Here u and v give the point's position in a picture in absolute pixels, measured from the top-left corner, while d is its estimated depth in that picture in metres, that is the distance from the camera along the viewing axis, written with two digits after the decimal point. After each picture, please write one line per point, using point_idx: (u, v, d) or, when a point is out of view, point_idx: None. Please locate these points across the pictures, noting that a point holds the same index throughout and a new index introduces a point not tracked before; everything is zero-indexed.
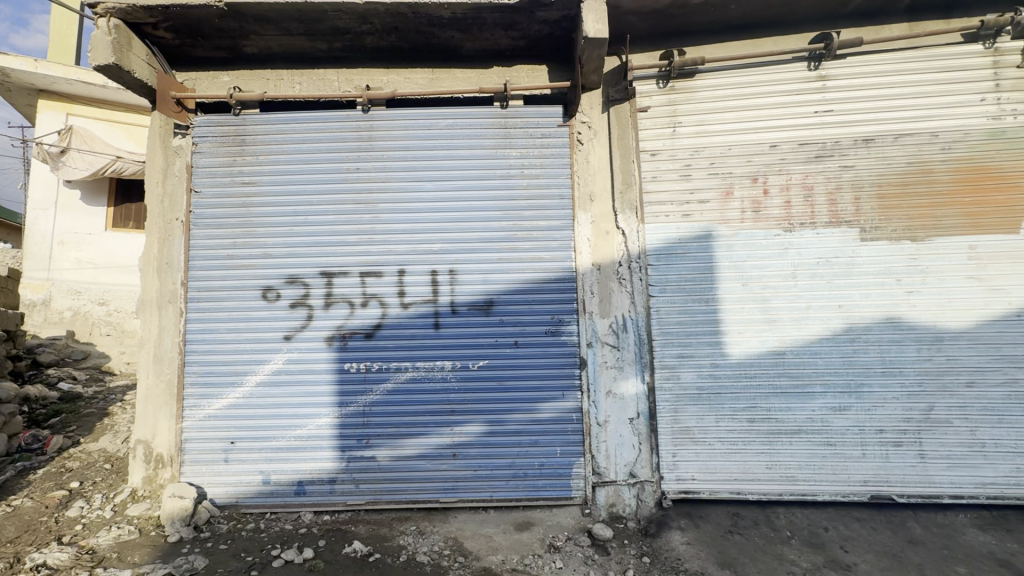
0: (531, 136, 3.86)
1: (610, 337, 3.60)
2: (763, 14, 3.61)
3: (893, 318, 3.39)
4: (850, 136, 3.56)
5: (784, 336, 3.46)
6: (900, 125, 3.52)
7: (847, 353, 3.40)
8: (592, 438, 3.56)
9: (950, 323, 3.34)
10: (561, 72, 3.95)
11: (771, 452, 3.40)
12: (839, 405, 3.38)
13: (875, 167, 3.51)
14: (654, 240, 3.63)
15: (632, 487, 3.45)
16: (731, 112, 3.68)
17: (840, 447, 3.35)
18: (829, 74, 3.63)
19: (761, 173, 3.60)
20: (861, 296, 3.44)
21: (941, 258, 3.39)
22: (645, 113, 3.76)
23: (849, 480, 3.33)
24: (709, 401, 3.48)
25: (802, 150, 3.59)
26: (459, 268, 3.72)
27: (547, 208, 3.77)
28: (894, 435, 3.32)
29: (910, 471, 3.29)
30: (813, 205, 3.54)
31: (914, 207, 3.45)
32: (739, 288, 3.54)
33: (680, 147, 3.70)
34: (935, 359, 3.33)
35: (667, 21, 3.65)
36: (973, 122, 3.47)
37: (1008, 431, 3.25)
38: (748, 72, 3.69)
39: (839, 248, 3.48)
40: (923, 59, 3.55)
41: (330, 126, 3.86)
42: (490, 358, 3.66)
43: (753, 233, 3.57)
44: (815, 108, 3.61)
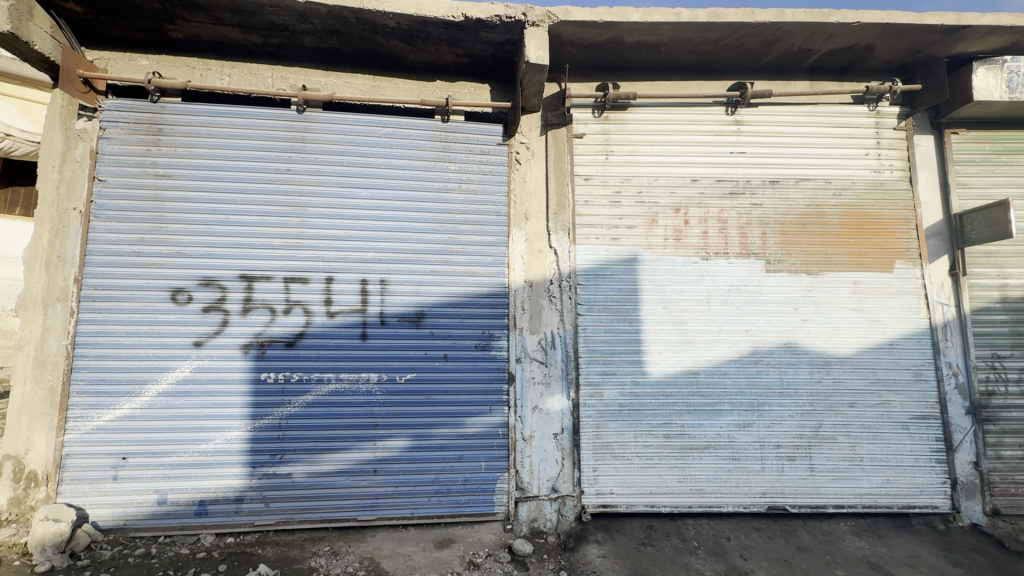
0: (470, 152, 3.91)
1: (538, 353, 3.67)
2: (688, 59, 3.92)
3: (791, 343, 3.74)
4: (760, 177, 3.93)
5: (698, 357, 3.71)
6: (801, 170, 3.94)
7: (751, 374, 3.70)
8: (516, 453, 3.58)
9: (837, 350, 3.74)
10: (502, 93, 4.05)
11: (683, 466, 3.61)
12: (744, 422, 3.66)
13: (779, 207, 3.89)
14: (584, 262, 3.78)
15: (553, 502, 3.52)
16: (658, 145, 3.94)
17: (743, 461, 3.62)
18: (744, 119, 3.99)
19: (682, 205, 3.87)
20: (764, 322, 3.77)
21: (831, 291, 3.81)
22: (580, 140, 3.94)
23: (750, 492, 3.60)
24: (629, 417, 3.64)
25: (719, 187, 3.91)
26: (390, 278, 3.66)
27: (483, 224, 3.81)
28: (789, 451, 3.64)
29: (801, 484, 3.61)
30: (726, 237, 3.85)
31: (811, 245, 3.86)
32: (660, 310, 3.76)
33: (611, 174, 3.90)
34: (824, 381, 3.71)
35: (603, 55, 3.87)
36: (858, 174, 3.96)
37: (882, 447, 3.66)
38: (674, 111, 3.99)
39: (747, 278, 3.81)
40: (820, 114, 4.01)
41: (260, 123, 3.70)
42: (418, 371, 3.61)
43: (674, 260, 3.81)
44: (730, 149, 3.96)
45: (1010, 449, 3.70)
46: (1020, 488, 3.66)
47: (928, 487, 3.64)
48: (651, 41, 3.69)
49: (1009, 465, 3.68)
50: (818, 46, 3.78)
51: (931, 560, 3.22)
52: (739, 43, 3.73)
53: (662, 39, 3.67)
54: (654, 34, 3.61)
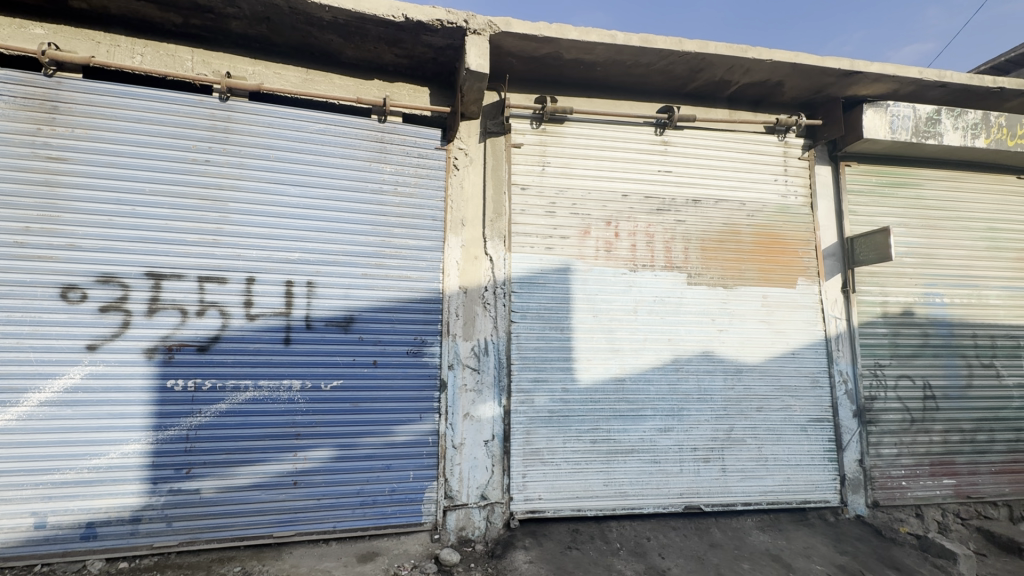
0: (407, 155, 3.85)
1: (471, 360, 3.67)
2: (622, 79, 4.12)
3: (708, 352, 4.00)
4: (684, 196, 4.18)
5: (625, 365, 3.87)
6: (720, 191, 4.25)
7: (673, 381, 3.91)
8: (446, 461, 3.54)
9: (748, 358, 4.05)
10: (441, 97, 4.03)
11: (608, 470, 3.73)
12: (665, 426, 3.86)
13: (700, 224, 4.17)
14: (519, 269, 3.82)
15: (482, 509, 3.52)
16: (592, 160, 4.09)
17: (664, 464, 3.81)
18: (670, 140, 4.24)
19: (613, 219, 4.04)
20: (685, 332, 4.00)
21: (743, 304, 4.12)
22: (518, 149, 4.00)
23: (669, 493, 3.79)
24: (558, 423, 3.71)
25: (647, 203, 4.12)
26: (318, 280, 3.50)
27: (418, 228, 3.75)
28: (705, 453, 3.87)
29: (714, 483, 3.86)
30: (653, 250, 4.06)
31: (727, 260, 4.16)
32: (590, 319, 3.88)
33: (547, 185, 3.99)
34: (736, 387, 4.00)
35: (542, 69, 3.96)
36: (769, 198, 4.34)
37: (784, 447, 3.99)
38: (608, 128, 4.16)
39: (671, 289, 4.03)
40: (737, 140, 4.35)
41: (176, 108, 3.42)
42: (345, 378, 3.47)
43: (604, 270, 3.96)
44: (658, 168, 4.19)
45: (888, 448, 4.17)
46: (896, 482, 4.13)
47: (821, 484, 4.02)
48: (588, 59, 3.83)
49: (888, 462, 4.15)
50: (737, 78, 4.10)
51: (823, 550, 3.55)
52: (668, 69, 3.97)
53: (598, 58, 3.82)
54: (591, 53, 3.76)
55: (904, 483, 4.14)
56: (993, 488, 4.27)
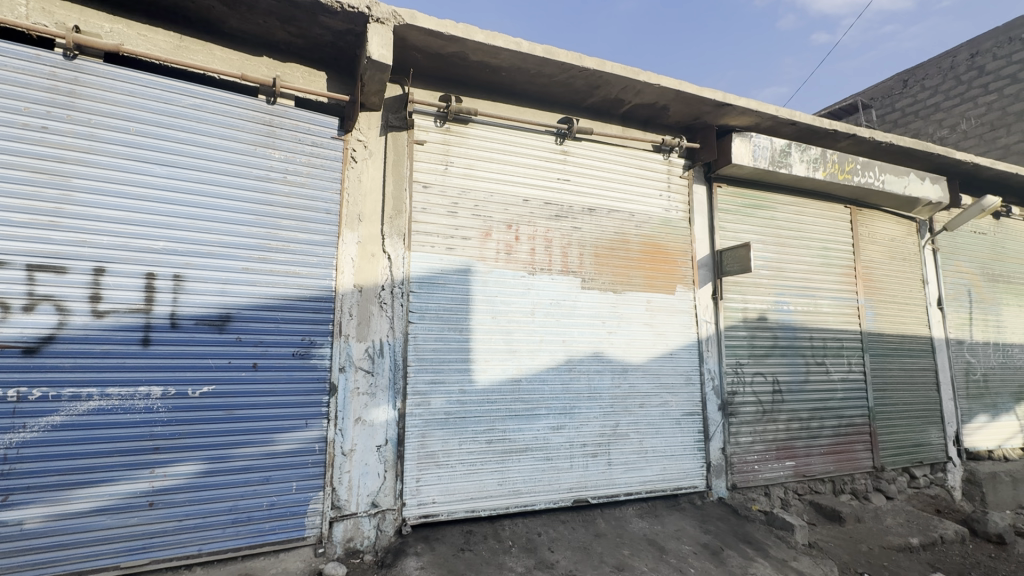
0: (299, 141, 3.58)
1: (365, 362, 3.51)
2: (525, 87, 4.22)
3: (598, 352, 4.24)
4: (580, 205, 4.40)
5: (521, 365, 3.95)
6: (612, 202, 4.54)
7: (566, 380, 4.09)
8: (334, 469, 3.34)
9: (633, 358, 4.37)
10: (339, 83, 3.81)
11: (503, 469, 3.79)
12: (557, 424, 4.01)
13: (594, 232, 4.41)
14: (417, 269, 3.73)
15: (372, 518, 3.38)
16: (495, 163, 4.14)
17: (555, 461, 3.96)
18: (569, 150, 4.44)
19: (514, 222, 4.12)
20: (578, 333, 4.20)
21: (630, 308, 4.43)
22: (421, 146, 3.92)
23: (560, 488, 3.94)
24: (454, 425, 3.69)
25: (546, 208, 4.26)
26: (187, 273, 3.11)
27: (309, 221, 3.50)
28: (593, 448, 4.10)
29: (601, 476, 4.09)
30: (550, 255, 4.21)
31: (617, 267, 4.44)
32: (489, 320, 3.91)
33: (449, 185, 3.95)
34: (622, 385, 4.28)
35: (448, 67, 3.93)
36: (654, 211, 4.72)
37: (662, 440, 4.37)
38: (511, 133, 4.24)
39: (566, 293, 4.21)
40: (629, 155, 4.68)
41: (2, 61, 2.84)
42: (218, 383, 3.12)
43: (504, 273, 4.02)
44: (557, 176, 4.36)
45: (745, 436, 4.74)
46: (750, 466, 4.71)
47: (691, 471, 4.45)
48: (493, 63, 3.87)
49: (744, 448, 4.72)
50: (630, 98, 4.42)
51: (691, 531, 3.93)
52: (569, 82, 4.16)
53: (503, 63, 3.88)
54: (497, 58, 3.80)
55: (756, 467, 4.74)
56: (822, 467, 5.04)
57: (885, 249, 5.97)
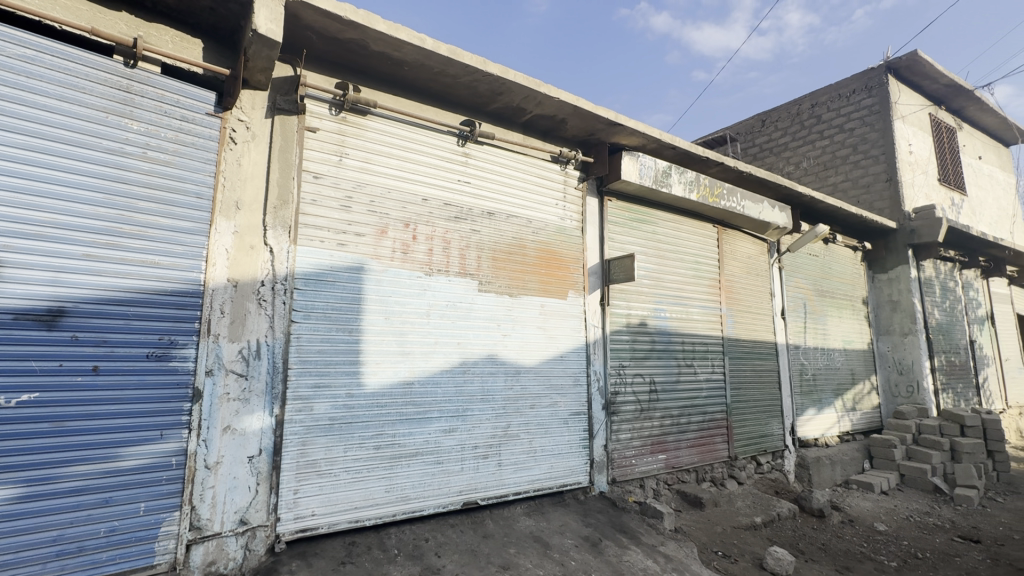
0: (165, 114, 3.15)
1: (237, 364, 3.17)
2: (428, 84, 4.15)
3: (493, 355, 4.29)
4: (480, 208, 4.43)
5: (414, 368, 3.86)
6: (511, 208, 4.63)
7: (459, 383, 4.07)
8: (195, 485, 2.96)
9: (526, 360, 4.48)
10: (218, 54, 3.43)
11: (391, 476, 3.66)
12: (449, 427, 3.98)
13: (492, 236, 4.46)
14: (303, 264, 3.47)
15: (240, 537, 3.06)
16: (393, 159, 4.01)
17: (446, 464, 3.92)
18: (471, 153, 4.46)
19: (412, 221, 4.02)
20: (474, 335, 4.21)
21: (525, 311, 4.55)
22: (312, 133, 3.66)
23: (450, 492, 3.91)
24: (339, 431, 3.48)
25: (446, 209, 4.22)
26: (4, 258, 2.57)
27: (173, 205, 3.09)
28: (484, 450, 4.13)
29: (491, 478, 4.14)
30: (448, 256, 4.17)
31: (514, 271, 4.54)
32: (381, 321, 3.77)
33: (343, 177, 3.74)
34: (515, 386, 4.37)
35: (346, 53, 3.72)
36: (550, 219, 4.91)
37: (550, 439, 4.54)
38: (412, 130, 4.14)
39: (462, 295, 4.20)
40: (529, 163, 4.82)
41: None
42: (43, 390, 2.61)
43: (399, 272, 3.89)
44: (458, 177, 4.34)
45: (625, 433, 5.10)
46: (628, 460, 5.07)
47: (576, 468, 4.68)
48: (395, 56, 3.75)
49: (624, 444, 5.08)
50: (531, 108, 4.55)
51: (574, 525, 4.13)
52: (472, 85, 4.17)
53: (405, 57, 3.78)
54: (399, 51, 3.69)
55: (634, 461, 5.12)
56: (689, 458, 5.59)
57: (743, 265, 6.83)
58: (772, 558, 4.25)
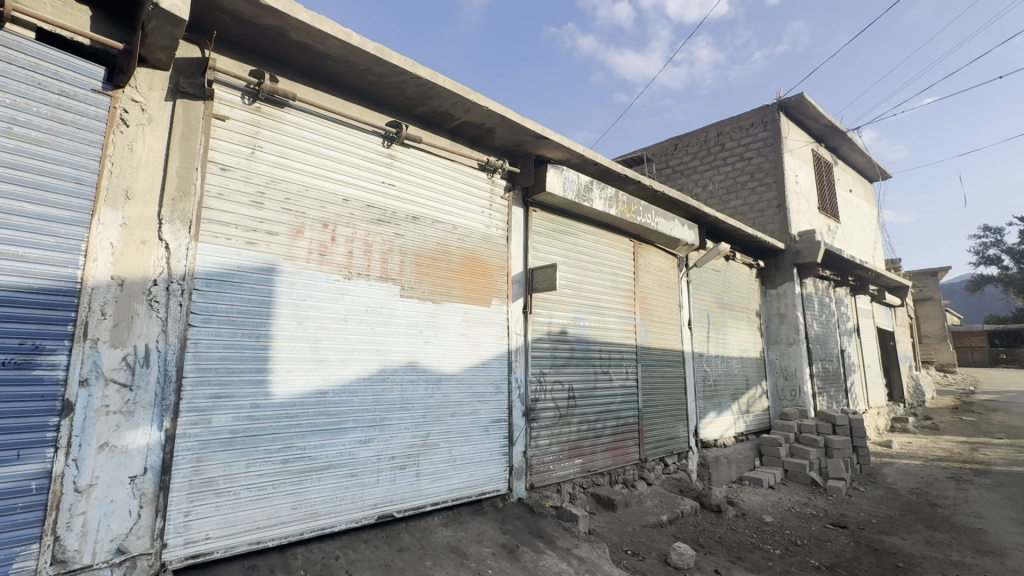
0: (39, 86, 2.76)
1: (120, 372, 2.82)
2: (353, 81, 4.01)
3: (413, 362, 4.19)
4: (404, 212, 4.33)
5: (328, 376, 3.67)
6: (436, 213, 4.58)
7: (377, 392, 3.92)
8: (61, 512, 2.59)
9: (447, 368, 4.43)
10: (110, 25, 3.07)
11: (298, 492, 3.43)
12: (365, 438, 3.82)
13: (416, 241, 4.38)
14: (204, 263, 3.18)
15: (116, 569, 2.71)
16: (312, 155, 3.81)
17: (360, 477, 3.75)
18: (396, 155, 4.36)
19: (331, 222, 3.84)
20: (394, 342, 4.08)
21: (448, 318, 4.51)
22: (221, 122, 3.38)
23: (363, 506, 3.74)
24: (241, 445, 3.21)
25: (368, 211, 4.08)
26: None
27: (45, 190, 2.70)
28: (401, 460, 4.00)
29: (408, 489, 4.02)
30: (369, 260, 4.03)
31: (437, 278, 4.48)
32: (293, 326, 3.54)
33: (255, 171, 3.49)
34: (435, 394, 4.30)
35: (263, 40, 3.50)
36: (476, 226, 4.92)
37: (470, 447, 4.51)
38: (333, 127, 3.97)
39: (383, 300, 4.07)
40: (455, 169, 4.81)
41: None
42: None
43: (315, 275, 3.69)
44: (382, 179, 4.22)
45: (543, 439, 5.20)
46: (546, 466, 5.17)
47: (495, 475, 4.69)
48: (318, 48, 3.58)
49: (543, 450, 5.17)
50: (459, 115, 4.55)
51: (491, 533, 4.12)
52: (400, 87, 4.09)
53: (329, 51, 3.62)
54: (322, 44, 3.53)
55: (551, 466, 5.23)
56: (603, 462, 5.82)
57: (656, 278, 7.28)
58: (675, 553, 4.53)
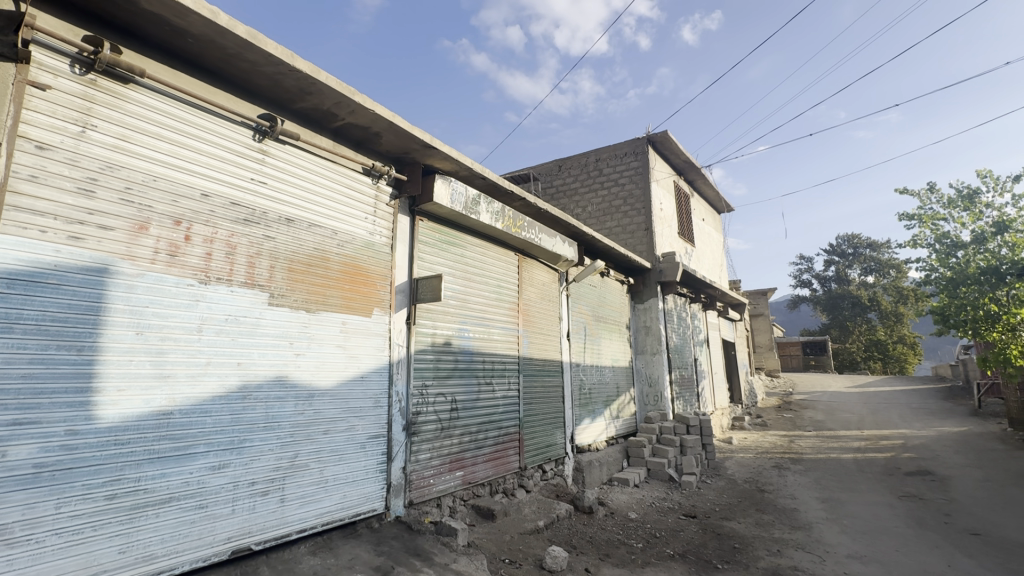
0: None
1: None
2: (219, 64, 3.62)
3: (282, 377, 3.83)
4: (276, 213, 3.98)
5: (174, 394, 3.20)
6: (313, 216, 4.29)
7: (236, 411, 3.51)
8: None
9: (321, 383, 4.12)
10: None
11: (129, 532, 2.92)
12: (218, 463, 3.38)
13: (289, 245, 4.05)
14: (7, 259, 2.59)
15: None
16: (164, 142, 3.35)
17: (212, 508, 3.32)
18: (269, 151, 4.01)
19: (185, 219, 3.39)
20: (259, 355, 3.70)
21: (323, 328, 4.21)
22: (39, 91, 2.83)
23: (214, 541, 3.30)
24: (51, 482, 2.65)
25: (232, 209, 3.68)
26: None
27: None
28: (263, 486, 3.62)
29: (270, 517, 3.64)
30: (232, 263, 3.63)
31: (312, 285, 4.18)
32: (130, 337, 3.04)
33: (85, 154, 2.96)
34: (306, 412, 3.98)
35: (104, 3, 3.01)
36: (358, 233, 4.69)
37: (344, 466, 4.24)
38: (192, 113, 3.53)
39: (247, 308, 3.67)
40: (337, 171, 4.56)
41: None
42: None
43: (162, 277, 3.22)
44: (251, 175, 3.85)
45: (424, 453, 5.08)
46: (426, 481, 5.05)
47: (371, 495, 4.46)
48: (177, 23, 3.18)
49: (423, 465, 5.05)
50: (343, 115, 4.34)
51: (365, 557, 3.87)
52: (275, 78, 3.79)
53: (190, 28, 3.23)
54: (182, 19, 3.14)
55: (432, 480, 5.12)
56: (484, 473, 5.86)
57: (538, 292, 7.60)
58: (550, 557, 4.70)
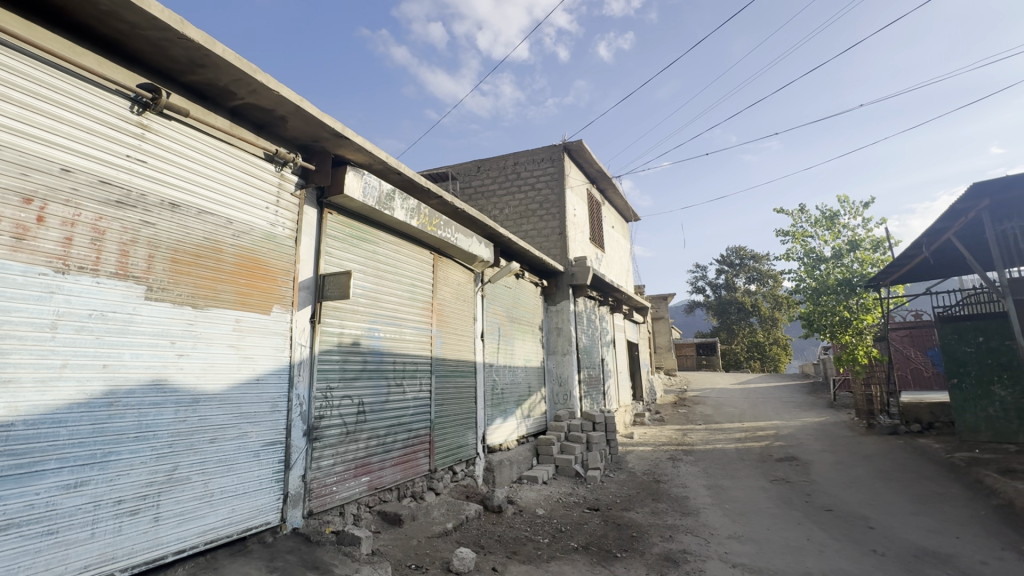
0: None
1: None
2: (87, 21, 3.15)
3: (159, 381, 3.41)
4: (157, 196, 3.54)
5: (15, 403, 2.71)
6: (203, 202, 3.87)
7: (99, 420, 3.06)
8: None
9: (208, 387, 3.73)
10: None
11: None
12: (74, 481, 2.93)
13: (173, 233, 3.63)
14: None
15: None
16: (11, 105, 2.84)
17: (64, 534, 2.87)
18: (150, 126, 3.56)
19: (37, 197, 2.90)
20: (131, 356, 3.26)
21: (212, 326, 3.82)
22: None
23: (65, 572, 2.86)
24: None
25: (101, 189, 3.22)
26: None
27: None
28: (132, 504, 3.20)
29: (140, 539, 3.22)
30: (99, 251, 3.17)
31: (200, 279, 3.77)
32: None
33: None
34: (189, 419, 3.58)
35: None
36: (256, 223, 4.32)
37: (233, 478, 3.87)
38: (51, 74, 3.04)
39: (118, 303, 3.23)
40: (233, 155, 4.16)
41: None
42: None
43: (4, 265, 2.72)
44: (126, 152, 3.39)
45: (326, 459, 4.80)
46: (328, 488, 4.77)
47: (265, 507, 4.12)
48: None
49: (325, 472, 4.76)
50: (242, 94, 3.98)
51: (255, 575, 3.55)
52: (160, 44, 3.37)
53: None
54: None
55: (334, 488, 4.85)
56: (391, 477, 5.67)
57: (453, 291, 7.53)
58: (457, 559, 4.66)
